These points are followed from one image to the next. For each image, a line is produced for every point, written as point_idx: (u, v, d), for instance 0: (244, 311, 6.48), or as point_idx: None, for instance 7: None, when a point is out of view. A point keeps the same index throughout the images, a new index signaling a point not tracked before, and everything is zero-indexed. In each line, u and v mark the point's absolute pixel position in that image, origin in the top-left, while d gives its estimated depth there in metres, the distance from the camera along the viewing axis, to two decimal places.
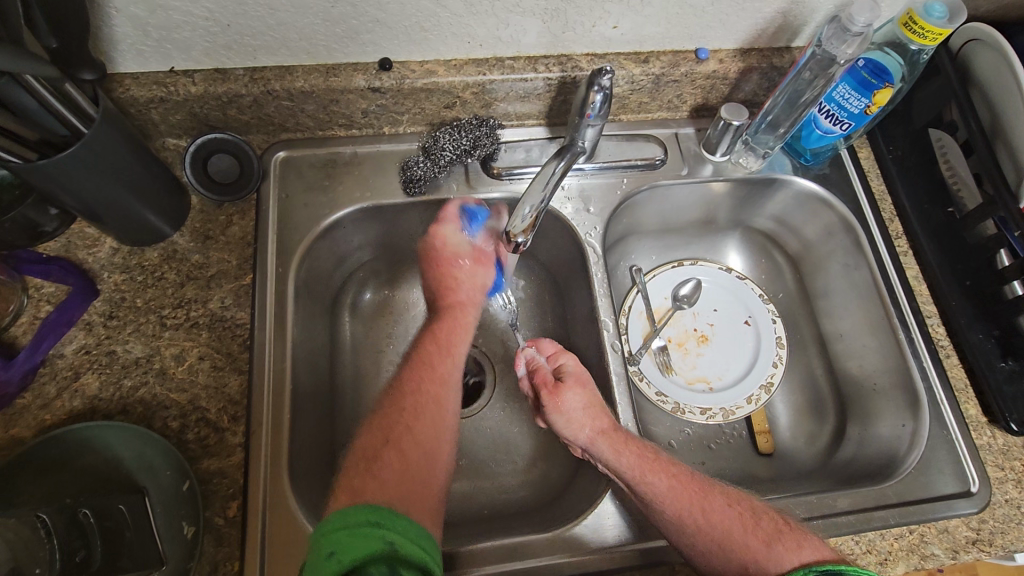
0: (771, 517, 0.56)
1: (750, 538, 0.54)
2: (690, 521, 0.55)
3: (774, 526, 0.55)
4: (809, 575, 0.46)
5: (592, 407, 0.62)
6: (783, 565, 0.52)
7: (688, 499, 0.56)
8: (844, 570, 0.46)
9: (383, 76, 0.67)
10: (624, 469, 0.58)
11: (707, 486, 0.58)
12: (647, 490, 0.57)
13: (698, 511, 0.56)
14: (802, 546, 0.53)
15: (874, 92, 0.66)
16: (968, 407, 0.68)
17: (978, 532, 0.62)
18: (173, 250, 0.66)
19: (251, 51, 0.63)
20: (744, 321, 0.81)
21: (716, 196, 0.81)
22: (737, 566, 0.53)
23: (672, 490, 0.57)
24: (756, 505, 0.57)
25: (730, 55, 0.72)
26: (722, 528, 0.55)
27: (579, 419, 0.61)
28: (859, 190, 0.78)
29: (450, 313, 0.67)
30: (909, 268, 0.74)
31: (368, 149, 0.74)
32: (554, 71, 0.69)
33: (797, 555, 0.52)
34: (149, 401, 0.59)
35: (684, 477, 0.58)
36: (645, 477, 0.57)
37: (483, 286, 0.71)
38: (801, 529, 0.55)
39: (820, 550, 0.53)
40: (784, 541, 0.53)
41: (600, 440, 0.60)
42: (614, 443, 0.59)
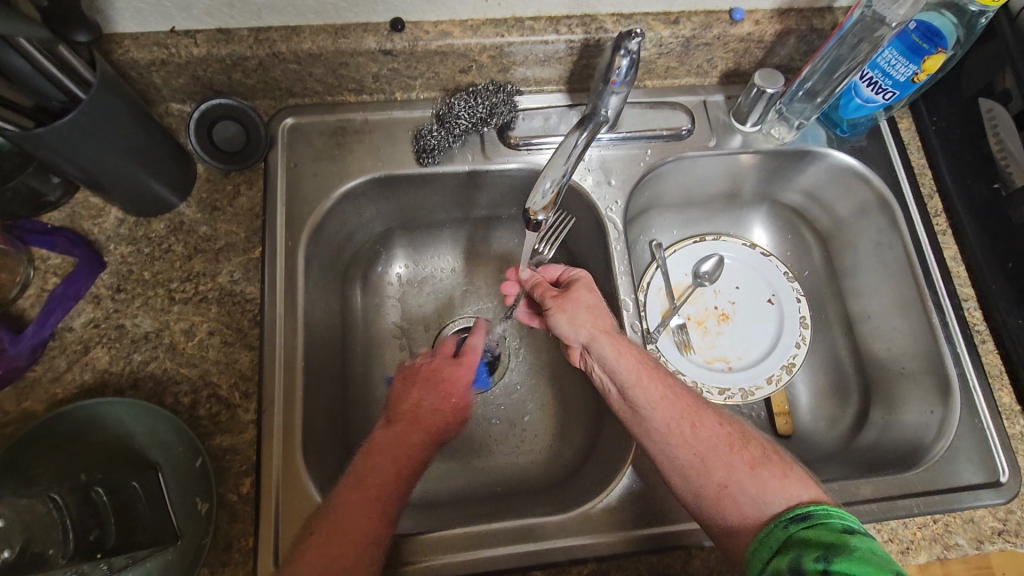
0: (762, 446, 0.55)
1: (734, 460, 0.53)
2: (679, 433, 0.54)
3: (760, 453, 0.54)
4: (782, 525, 0.48)
5: (596, 307, 0.62)
6: (763, 493, 0.51)
7: (679, 411, 0.56)
8: (813, 512, 0.48)
9: (395, 38, 0.63)
10: (621, 371, 0.57)
11: (702, 405, 0.57)
12: (640, 394, 0.56)
13: (688, 427, 0.55)
14: (787, 476, 0.52)
15: (924, 58, 0.61)
16: (1002, 394, 0.65)
17: (1005, 522, 0.61)
18: (180, 220, 0.64)
19: (255, 10, 0.59)
20: (768, 300, 0.78)
21: (744, 168, 0.77)
22: (716, 485, 0.52)
23: (665, 399, 0.56)
24: (748, 433, 0.56)
25: (768, 16, 0.67)
26: (708, 445, 0.54)
27: (585, 316, 0.61)
28: (897, 163, 0.73)
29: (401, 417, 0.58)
30: (946, 249, 0.71)
31: (378, 116, 0.70)
32: (576, 33, 0.65)
33: (779, 484, 0.51)
34: (160, 376, 0.58)
35: (678, 391, 0.57)
36: (641, 382, 0.57)
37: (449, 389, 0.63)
38: (789, 463, 0.54)
39: (806, 486, 0.51)
40: (769, 468, 0.52)
41: (602, 338, 0.59)
42: (616, 344, 0.59)
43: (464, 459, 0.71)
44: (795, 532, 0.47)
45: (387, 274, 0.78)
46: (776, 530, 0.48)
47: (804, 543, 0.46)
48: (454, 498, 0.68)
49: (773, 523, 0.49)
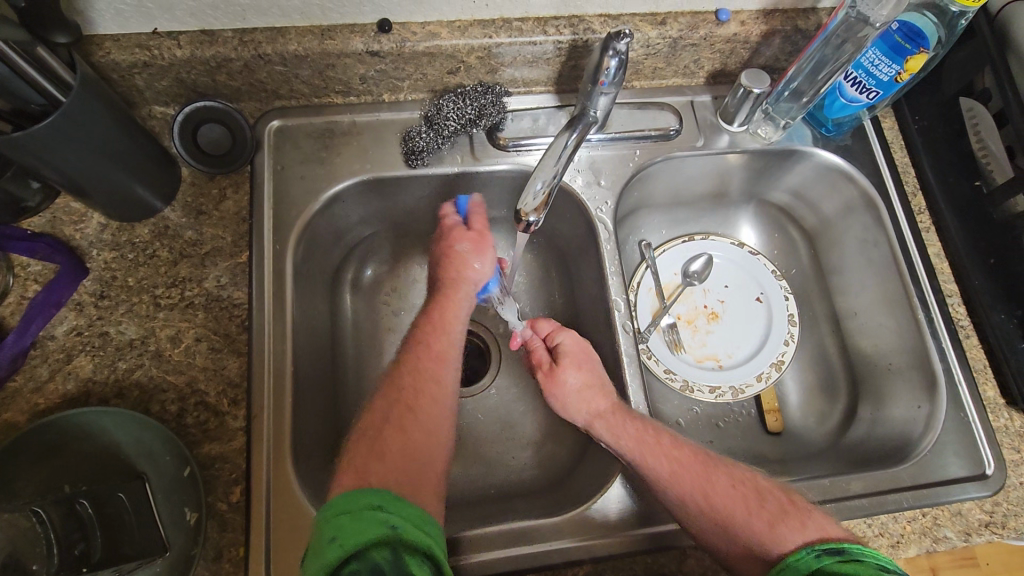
0: (777, 498, 0.55)
1: (752, 520, 0.53)
2: (691, 504, 0.54)
3: (776, 506, 0.54)
4: (813, 554, 0.48)
5: (587, 383, 0.62)
6: (786, 548, 0.51)
7: (690, 483, 0.55)
8: (847, 548, 0.48)
9: (382, 39, 0.62)
10: (624, 453, 0.58)
11: (711, 466, 0.57)
12: (649, 474, 0.56)
13: (700, 495, 0.55)
14: (805, 526, 0.52)
15: (907, 58, 0.62)
16: (986, 388, 0.66)
17: (991, 514, 0.61)
18: (165, 225, 0.63)
19: (240, 11, 0.59)
20: (757, 298, 0.79)
21: (731, 167, 0.77)
22: (739, 547, 0.52)
23: (673, 474, 0.56)
24: (762, 484, 0.56)
25: (753, 17, 0.68)
26: (724, 509, 0.54)
27: (579, 399, 0.62)
28: (881, 161, 0.74)
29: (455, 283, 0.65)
30: (930, 246, 0.72)
31: (366, 118, 0.70)
32: (565, 34, 0.65)
33: (800, 534, 0.51)
34: (146, 384, 0.57)
35: (685, 458, 0.57)
36: (643, 462, 0.56)
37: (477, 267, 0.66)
38: (807, 507, 0.53)
39: (825, 529, 0.51)
40: (787, 523, 0.52)
41: (597, 424, 0.60)
42: (610, 427, 0.59)
43: (457, 462, 0.71)
44: (826, 563, 0.47)
45: (376, 278, 0.77)
46: (805, 557, 0.48)
47: (836, 572, 0.46)
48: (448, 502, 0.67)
49: (804, 551, 0.49)
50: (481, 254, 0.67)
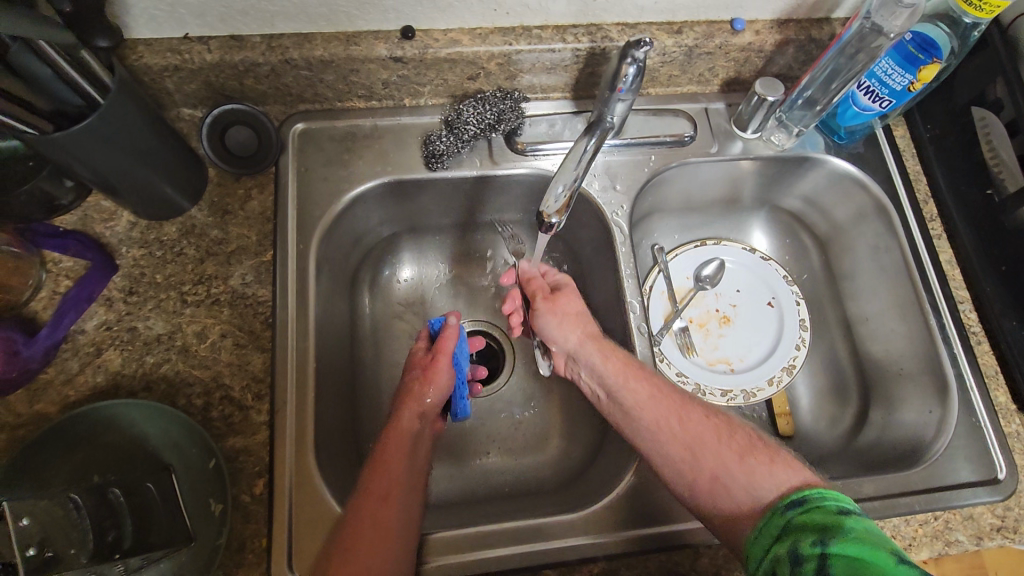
0: (749, 435, 0.56)
1: (722, 449, 0.54)
2: (666, 427, 0.57)
3: (746, 441, 0.55)
4: (778, 512, 0.48)
5: (583, 313, 0.67)
6: (753, 480, 0.51)
7: (664, 408, 0.58)
8: (807, 496, 0.48)
9: (405, 45, 0.64)
10: (608, 374, 0.61)
11: (689, 401, 0.59)
12: (627, 394, 0.59)
13: (674, 420, 0.57)
14: (775, 463, 0.52)
15: (920, 68, 0.63)
16: (998, 394, 0.67)
17: (1003, 519, 0.62)
18: (192, 224, 0.65)
19: (269, 17, 0.60)
20: (769, 303, 0.80)
21: (744, 173, 0.78)
22: (707, 476, 0.53)
23: (652, 398, 0.58)
24: (736, 423, 0.57)
25: (767, 26, 0.69)
26: (696, 437, 0.55)
27: (572, 322, 0.66)
28: (893, 169, 0.75)
29: (398, 410, 0.62)
30: (942, 253, 0.72)
31: (388, 122, 0.71)
32: (583, 42, 0.66)
33: (768, 470, 0.51)
34: (172, 378, 0.59)
35: (665, 388, 0.59)
36: (625, 382, 0.60)
37: (420, 399, 0.63)
38: (777, 447, 0.55)
39: (798, 471, 0.51)
40: (756, 455, 0.53)
41: (587, 343, 0.63)
42: (600, 348, 0.63)
43: (472, 460, 0.72)
44: (792, 518, 0.47)
45: (393, 279, 0.79)
46: (772, 518, 0.48)
47: (799, 528, 0.45)
48: (463, 499, 0.69)
49: (770, 510, 0.49)
50: (428, 381, 0.64)
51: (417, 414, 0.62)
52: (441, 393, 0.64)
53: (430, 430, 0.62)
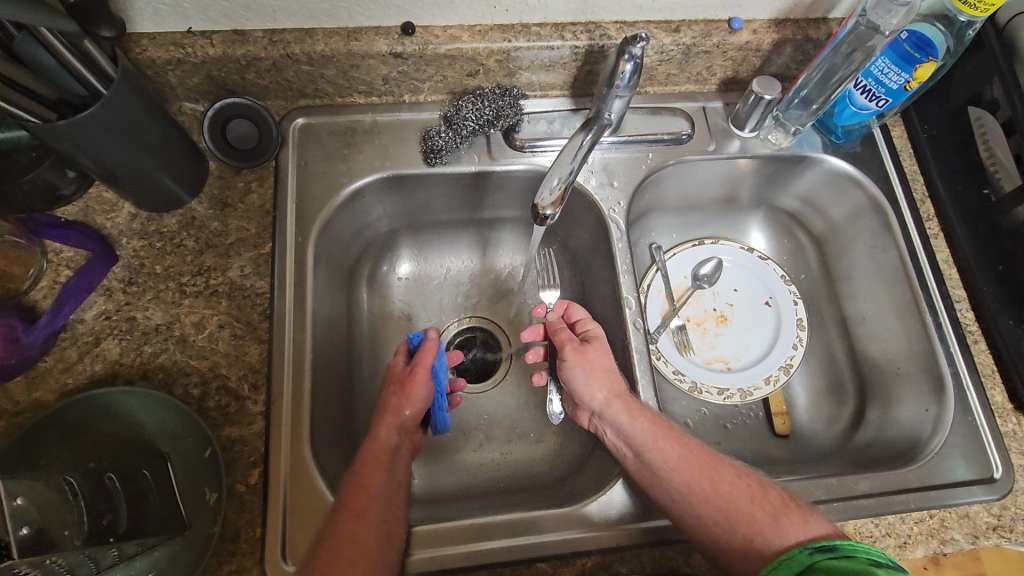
0: (781, 495, 0.55)
1: (754, 510, 0.53)
2: (698, 490, 0.55)
3: (780, 503, 0.54)
4: (806, 552, 0.49)
5: (610, 368, 0.63)
6: (788, 541, 0.50)
7: (696, 471, 0.56)
8: (841, 545, 0.48)
9: (406, 41, 0.65)
10: (636, 434, 0.58)
11: (719, 460, 0.58)
12: (657, 456, 0.57)
13: (707, 482, 0.56)
14: (809, 523, 0.52)
15: (916, 66, 0.63)
16: (994, 393, 0.67)
17: (999, 518, 0.62)
18: (192, 216, 0.65)
19: (270, 12, 0.61)
20: (765, 302, 0.80)
21: (742, 173, 0.79)
22: (742, 540, 0.52)
23: (683, 459, 0.57)
24: (767, 483, 0.57)
25: (765, 26, 0.70)
26: (728, 499, 0.55)
27: (600, 377, 0.62)
28: (890, 168, 0.75)
29: (376, 424, 0.60)
30: (939, 252, 0.72)
31: (387, 118, 0.72)
32: (581, 39, 0.67)
33: (803, 530, 0.51)
34: (170, 367, 0.59)
35: (695, 448, 0.58)
36: (655, 443, 0.58)
37: (399, 412, 0.61)
38: (808, 506, 0.54)
39: (829, 529, 0.51)
40: (790, 516, 0.52)
41: (615, 403, 0.60)
42: (629, 407, 0.60)
43: (467, 455, 0.72)
44: (820, 560, 0.47)
45: (392, 274, 0.79)
46: (798, 555, 0.49)
47: (826, 569, 0.46)
48: (458, 494, 0.69)
49: (796, 550, 0.49)
50: (406, 394, 0.62)
51: (395, 428, 0.60)
52: (419, 408, 0.63)
53: (406, 445, 0.61)
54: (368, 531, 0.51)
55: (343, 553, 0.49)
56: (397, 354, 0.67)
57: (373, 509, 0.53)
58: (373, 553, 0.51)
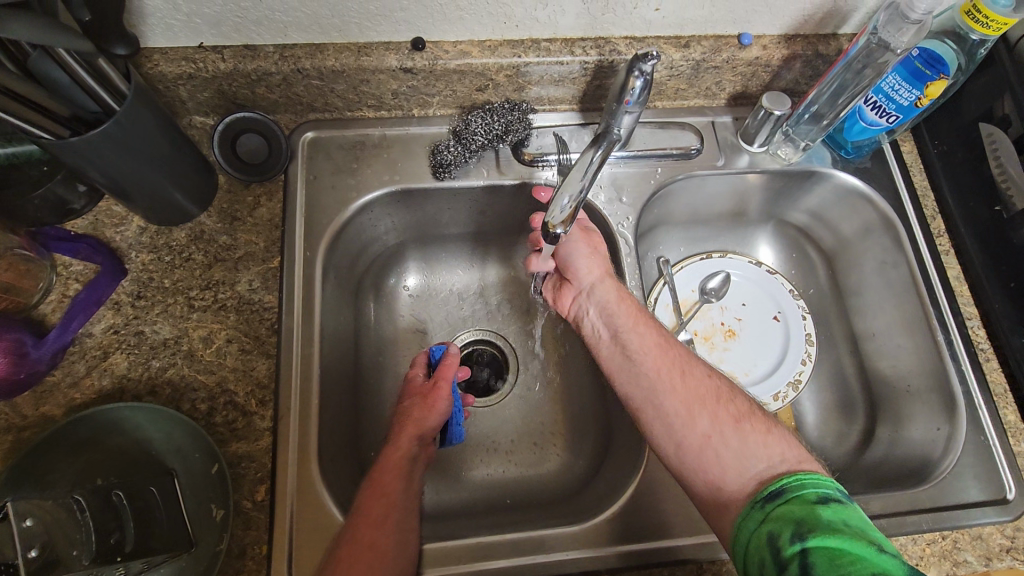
0: (749, 405, 0.58)
1: (719, 410, 0.56)
2: (668, 380, 0.59)
3: (745, 409, 0.57)
4: (757, 506, 0.49)
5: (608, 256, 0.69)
6: (744, 448, 0.53)
7: (668, 362, 0.60)
8: (785, 485, 0.49)
9: (416, 57, 0.65)
10: (619, 315, 0.64)
11: (694, 360, 0.61)
12: (634, 338, 0.62)
13: (676, 374, 0.59)
14: (770, 434, 0.54)
15: (927, 84, 0.63)
16: (1007, 412, 0.66)
17: (1012, 540, 0.61)
18: (200, 230, 0.65)
19: (281, 28, 0.61)
20: (774, 317, 0.80)
21: (750, 187, 0.79)
22: (698, 433, 0.55)
23: (659, 348, 0.61)
24: (737, 390, 0.59)
25: (775, 41, 0.70)
26: (696, 392, 0.58)
27: (596, 259, 0.67)
28: (901, 185, 0.75)
29: (396, 435, 0.62)
30: (950, 268, 0.72)
31: (397, 131, 0.72)
32: (591, 54, 0.67)
33: (761, 439, 0.54)
34: (177, 382, 0.59)
35: (671, 344, 0.62)
36: (635, 327, 0.63)
37: (421, 422, 0.63)
38: (773, 421, 0.57)
39: (789, 447, 0.53)
40: (753, 423, 0.55)
41: (607, 282, 0.65)
42: (618, 290, 0.65)
43: (474, 469, 0.72)
44: (770, 511, 0.48)
45: (399, 287, 0.79)
46: (751, 513, 0.49)
47: (778, 520, 0.46)
48: (464, 510, 0.68)
49: (749, 506, 0.49)
50: (428, 407, 0.64)
51: (415, 438, 0.62)
52: (440, 420, 0.65)
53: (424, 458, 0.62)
54: (386, 536, 0.52)
55: (360, 560, 0.50)
56: (414, 366, 0.69)
57: (391, 517, 0.53)
58: (386, 559, 0.51)
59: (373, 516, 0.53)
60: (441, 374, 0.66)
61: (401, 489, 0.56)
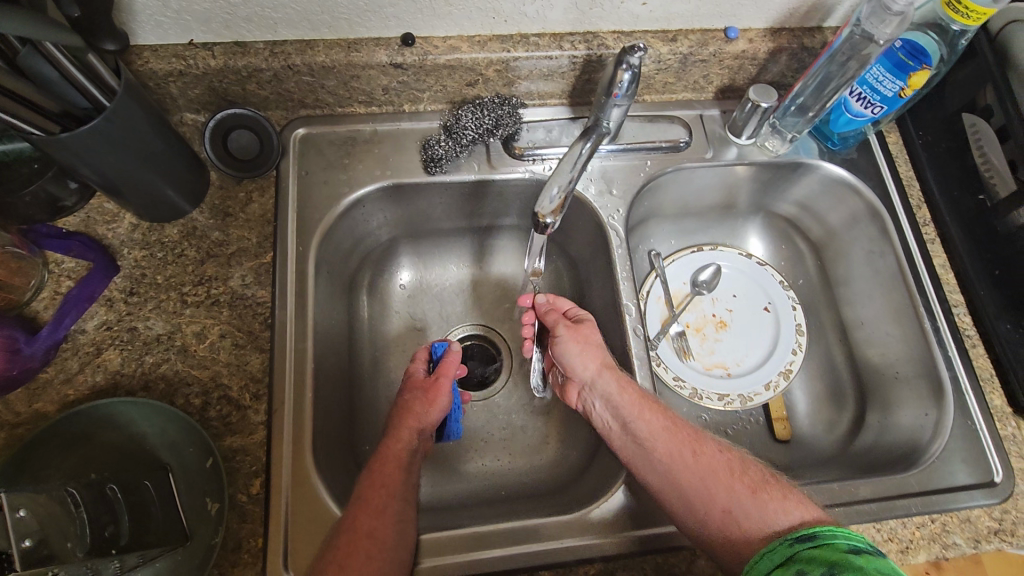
0: (761, 472, 0.58)
1: (736, 485, 0.56)
2: (681, 461, 0.58)
3: (759, 477, 0.57)
4: (786, 543, 0.49)
5: (602, 344, 0.66)
6: (766, 514, 0.53)
7: (679, 444, 0.59)
8: (820, 533, 0.48)
9: (405, 52, 0.65)
10: (624, 406, 0.60)
11: (702, 435, 0.61)
12: (643, 427, 0.59)
13: (689, 455, 0.58)
14: (787, 498, 0.55)
15: (910, 75, 0.64)
16: (993, 397, 0.67)
17: (1000, 522, 0.61)
18: (193, 226, 0.65)
19: (271, 24, 0.62)
20: (764, 308, 0.81)
21: (739, 180, 0.79)
22: (720, 512, 0.55)
23: (668, 429, 0.60)
24: (748, 459, 0.60)
25: (760, 35, 0.71)
26: (709, 472, 0.57)
27: (592, 351, 0.64)
28: (886, 175, 0.76)
29: (396, 427, 0.61)
30: (936, 257, 0.73)
31: (388, 127, 0.72)
32: (580, 49, 0.68)
33: (780, 505, 0.54)
34: (171, 377, 0.59)
35: (679, 424, 0.61)
36: (641, 414, 0.60)
37: (423, 417, 0.62)
38: (788, 485, 0.57)
39: (807, 508, 0.54)
40: (769, 491, 0.55)
41: (606, 374, 0.62)
42: (620, 380, 0.62)
43: (468, 462, 0.72)
44: (799, 550, 0.48)
45: (392, 282, 0.79)
46: (779, 547, 0.49)
47: (805, 558, 0.46)
48: (459, 503, 0.68)
49: (778, 543, 0.50)
50: (430, 401, 0.63)
51: (416, 433, 0.61)
52: (440, 415, 0.64)
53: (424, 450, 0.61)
54: (384, 527, 0.52)
55: (359, 549, 0.50)
56: (415, 360, 0.69)
57: (390, 507, 0.54)
58: (385, 548, 0.51)
59: (368, 507, 0.53)
60: (441, 370, 0.66)
61: (401, 481, 0.56)
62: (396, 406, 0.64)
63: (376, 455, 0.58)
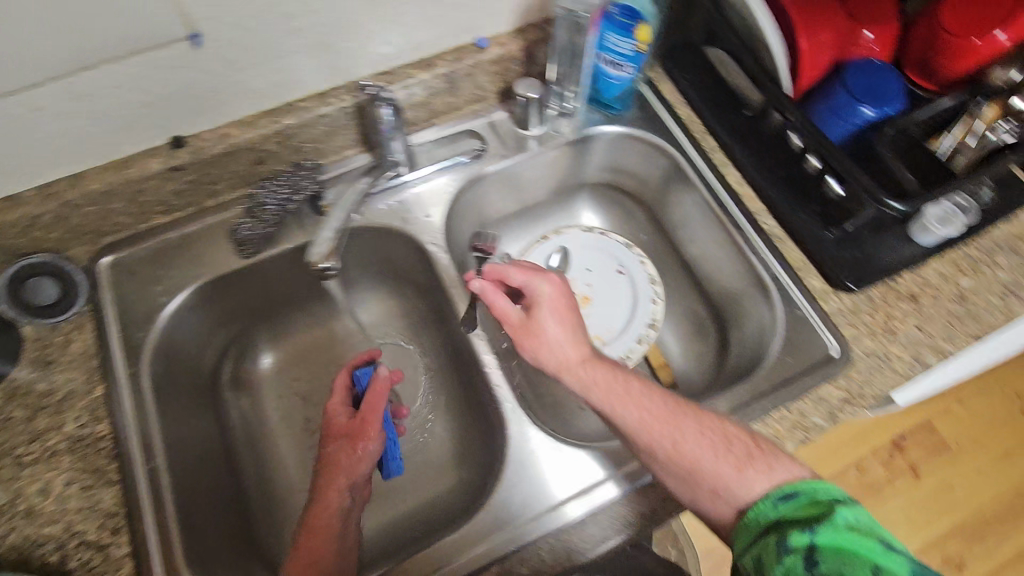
0: (746, 442, 0.54)
1: (722, 463, 0.53)
2: (662, 449, 0.55)
3: (746, 450, 0.53)
4: (770, 504, 0.49)
5: (565, 333, 0.63)
6: (748, 491, 0.51)
7: (661, 430, 0.56)
8: (801, 490, 0.49)
9: (179, 154, 0.67)
10: (597, 398, 0.59)
11: (687, 413, 0.57)
12: (621, 418, 0.57)
13: (669, 442, 0.55)
14: (773, 470, 0.52)
15: (635, 31, 0.71)
16: (812, 281, 0.71)
17: (849, 389, 0.65)
18: (15, 386, 0.64)
19: (33, 169, 0.63)
20: (617, 271, 0.85)
21: (547, 167, 0.85)
22: (707, 491, 0.53)
23: (644, 420, 0.56)
24: (734, 429, 0.56)
25: (508, 37, 0.76)
26: (693, 454, 0.54)
27: (549, 350, 0.62)
28: (667, 120, 0.82)
29: (326, 488, 0.61)
30: (730, 175, 0.79)
31: (197, 226, 0.73)
32: (346, 100, 0.71)
33: (766, 478, 0.51)
34: (22, 545, 0.56)
35: (658, 406, 0.57)
36: (616, 406, 0.57)
37: (358, 463, 0.64)
38: (774, 451, 0.53)
39: (789, 471, 0.52)
40: (755, 466, 0.52)
41: (573, 368, 0.61)
42: (586, 374, 0.60)
43: (380, 512, 0.74)
44: (783, 512, 0.48)
45: (254, 369, 0.80)
46: (763, 508, 0.49)
47: (789, 521, 0.47)
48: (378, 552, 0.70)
49: (760, 504, 0.50)
50: (358, 446, 0.65)
51: (345, 490, 0.61)
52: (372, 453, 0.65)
53: (357, 504, 0.63)
54: None
55: None
56: (336, 399, 0.69)
57: None
58: None
59: None
60: (370, 406, 0.67)
61: (333, 549, 0.58)
62: (325, 457, 0.64)
63: (302, 524, 0.59)
